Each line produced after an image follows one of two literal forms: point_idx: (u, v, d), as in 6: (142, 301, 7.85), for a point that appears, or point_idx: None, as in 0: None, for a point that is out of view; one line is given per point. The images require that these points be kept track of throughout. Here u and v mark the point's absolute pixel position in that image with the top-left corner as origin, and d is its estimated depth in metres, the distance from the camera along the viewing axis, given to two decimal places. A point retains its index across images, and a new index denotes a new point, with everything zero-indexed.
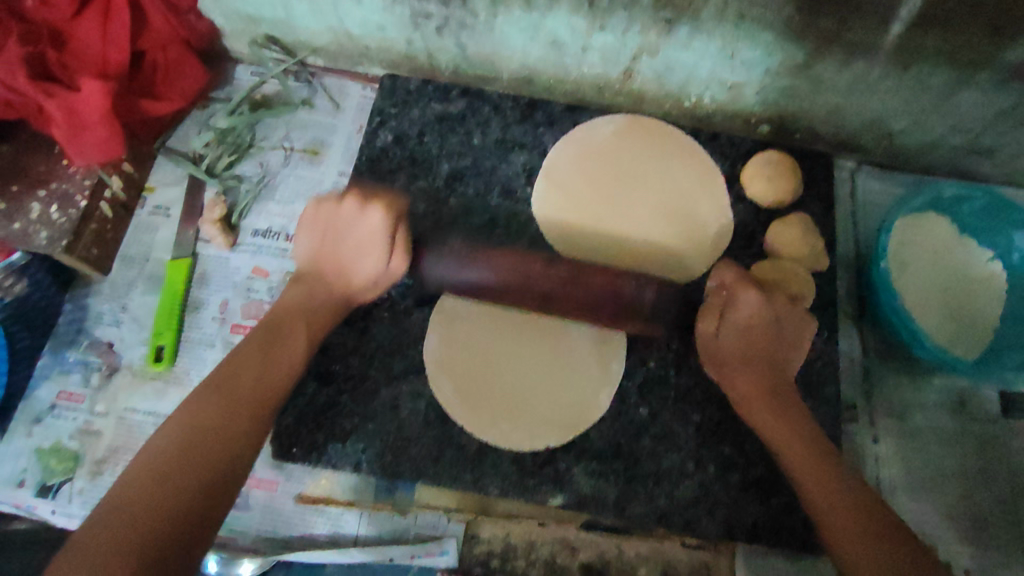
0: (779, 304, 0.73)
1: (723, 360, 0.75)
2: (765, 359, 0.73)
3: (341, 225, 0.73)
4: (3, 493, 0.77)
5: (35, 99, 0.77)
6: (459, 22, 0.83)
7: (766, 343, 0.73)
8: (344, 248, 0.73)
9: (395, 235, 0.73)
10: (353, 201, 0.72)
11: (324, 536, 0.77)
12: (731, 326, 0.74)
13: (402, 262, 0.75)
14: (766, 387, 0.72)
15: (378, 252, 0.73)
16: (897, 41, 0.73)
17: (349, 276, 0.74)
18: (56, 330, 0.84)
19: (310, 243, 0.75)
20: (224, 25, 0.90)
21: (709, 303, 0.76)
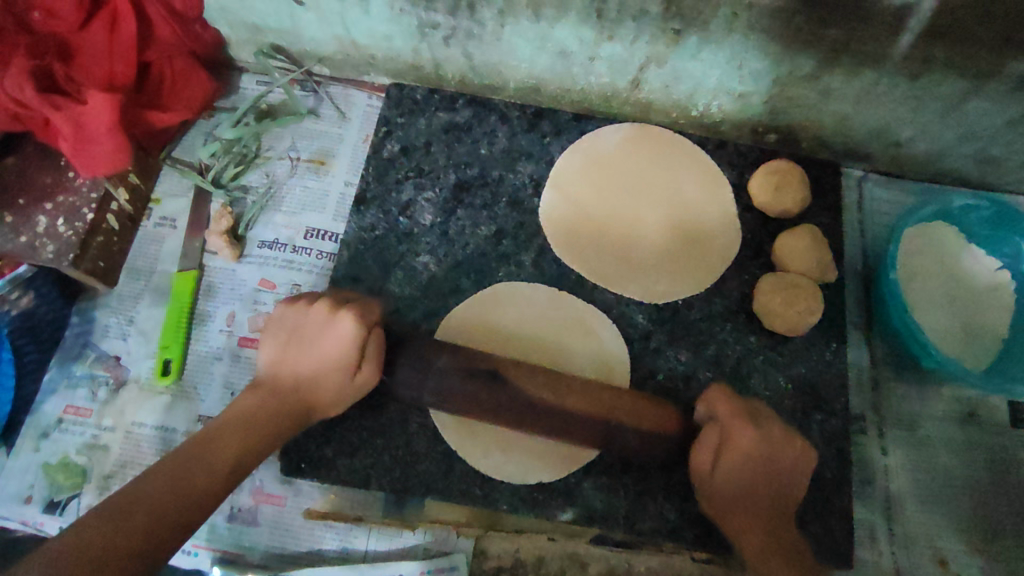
0: (776, 434, 0.66)
1: (717, 495, 0.67)
2: (766, 480, 0.65)
3: (305, 331, 0.69)
4: (10, 508, 0.77)
5: (40, 112, 0.77)
6: (467, 33, 0.83)
7: (765, 471, 0.65)
8: (307, 361, 0.68)
9: (361, 366, 0.68)
10: (324, 305, 0.68)
11: (333, 552, 0.76)
12: (720, 483, 0.66)
13: (369, 373, 0.68)
14: (768, 531, 0.65)
15: (340, 366, 0.67)
16: (907, 52, 0.72)
17: (313, 403, 0.68)
18: (63, 343, 0.83)
19: (270, 354, 0.69)
20: (229, 36, 0.90)
21: (703, 437, 0.67)
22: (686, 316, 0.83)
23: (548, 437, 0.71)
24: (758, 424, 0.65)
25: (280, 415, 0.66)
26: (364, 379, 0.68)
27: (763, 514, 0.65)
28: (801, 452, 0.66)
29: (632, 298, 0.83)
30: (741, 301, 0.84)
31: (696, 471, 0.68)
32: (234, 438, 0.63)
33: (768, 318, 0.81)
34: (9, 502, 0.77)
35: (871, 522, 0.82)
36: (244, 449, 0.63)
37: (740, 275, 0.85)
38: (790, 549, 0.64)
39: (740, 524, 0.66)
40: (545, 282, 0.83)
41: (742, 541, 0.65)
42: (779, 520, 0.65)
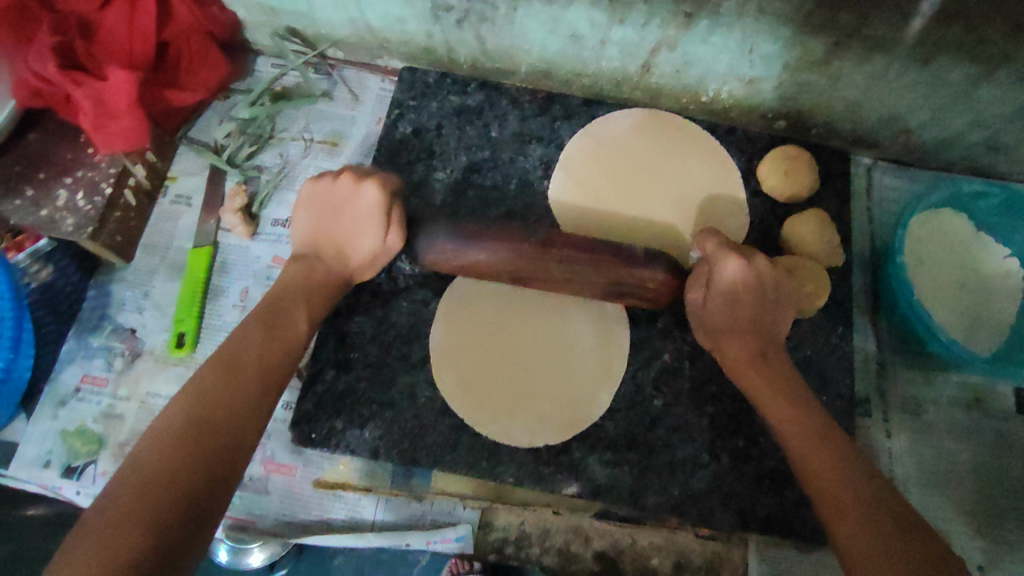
0: (765, 276, 0.73)
1: (708, 326, 0.75)
2: (756, 307, 0.73)
3: (336, 201, 0.75)
4: (29, 473, 0.78)
5: (62, 88, 0.79)
6: (480, 15, 0.84)
7: (755, 301, 0.72)
8: (342, 228, 0.74)
9: (390, 211, 0.72)
10: (349, 175, 0.74)
11: (341, 520, 0.78)
12: (723, 298, 0.73)
13: (395, 240, 0.73)
14: (773, 386, 0.69)
15: (373, 226, 0.72)
16: (917, 36, 0.73)
17: (343, 249, 0.75)
18: (81, 315, 0.85)
19: (305, 225, 0.77)
20: (245, 18, 0.92)
21: (694, 274, 0.75)
22: None
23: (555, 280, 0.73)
24: (747, 258, 0.72)
25: (312, 269, 0.74)
26: (392, 246, 0.73)
27: (778, 381, 0.69)
28: (779, 298, 0.73)
29: None
30: None
31: (691, 306, 0.75)
32: (302, 307, 0.70)
33: None
34: (28, 467, 0.78)
35: None
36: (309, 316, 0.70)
37: None
38: (819, 419, 0.65)
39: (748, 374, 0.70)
40: None
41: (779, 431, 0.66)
42: (770, 356, 0.71)
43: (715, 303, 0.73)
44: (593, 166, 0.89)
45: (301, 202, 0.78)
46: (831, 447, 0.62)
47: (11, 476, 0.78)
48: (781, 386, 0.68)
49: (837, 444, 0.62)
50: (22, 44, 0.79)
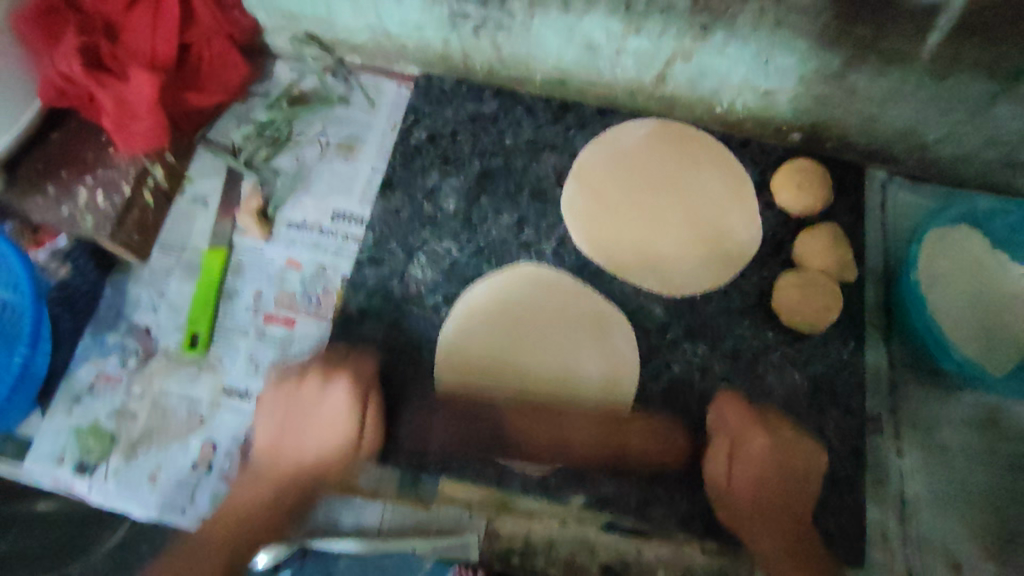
0: (787, 439, 0.73)
1: (737, 500, 0.72)
2: (795, 487, 0.71)
3: (302, 405, 0.74)
4: (43, 468, 0.79)
5: (86, 87, 0.80)
6: (496, 23, 0.85)
7: (783, 475, 0.71)
8: (306, 433, 0.73)
9: (365, 405, 0.75)
10: (314, 379, 0.74)
11: (349, 527, 0.79)
12: (739, 462, 0.72)
13: (370, 440, 0.74)
14: (783, 545, 0.70)
15: (343, 424, 0.73)
16: (935, 51, 0.72)
17: (303, 459, 0.73)
18: (97, 313, 0.85)
19: (272, 407, 0.75)
20: (266, 22, 0.93)
21: (715, 446, 0.74)
22: (704, 310, 0.83)
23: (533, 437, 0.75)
24: (773, 434, 0.73)
25: (284, 474, 0.73)
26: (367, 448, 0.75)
27: (776, 516, 0.71)
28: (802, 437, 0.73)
29: (650, 290, 0.84)
30: (760, 297, 0.84)
31: (713, 486, 0.74)
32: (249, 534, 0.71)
33: (784, 314, 0.81)
34: (43, 462, 0.79)
35: (885, 522, 0.81)
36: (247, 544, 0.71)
37: (760, 272, 0.85)
38: (809, 566, 0.69)
39: (752, 525, 0.71)
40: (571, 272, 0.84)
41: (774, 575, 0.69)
42: (790, 494, 0.71)
43: (731, 519, 0.72)
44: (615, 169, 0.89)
45: (265, 400, 0.75)
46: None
47: (26, 470, 0.79)
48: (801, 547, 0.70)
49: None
50: (46, 44, 0.79)
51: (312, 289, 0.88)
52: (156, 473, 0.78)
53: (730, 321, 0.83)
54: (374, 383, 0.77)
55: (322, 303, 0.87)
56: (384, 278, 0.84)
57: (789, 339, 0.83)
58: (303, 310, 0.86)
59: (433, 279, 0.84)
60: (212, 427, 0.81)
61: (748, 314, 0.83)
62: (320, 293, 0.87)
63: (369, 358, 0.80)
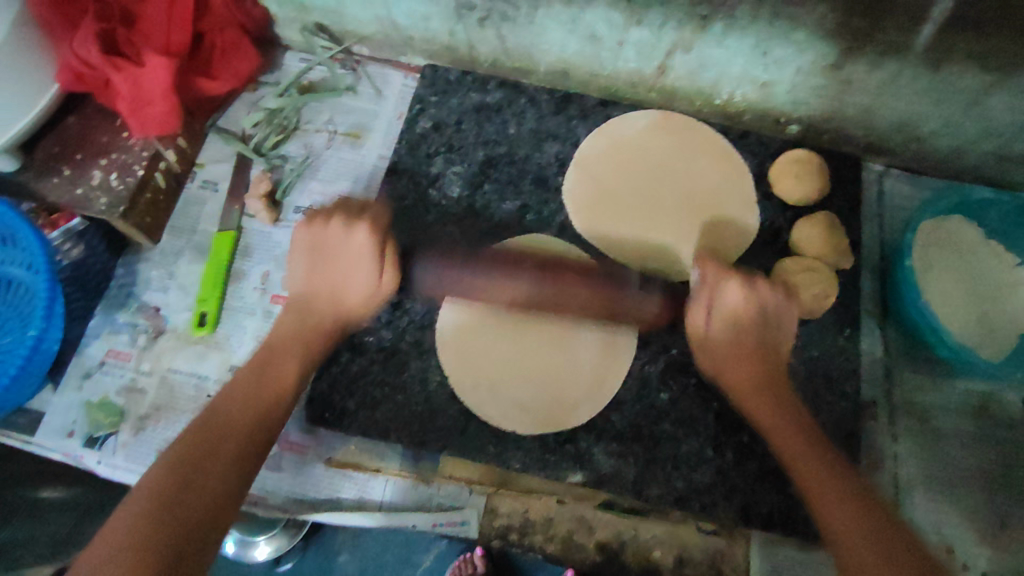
0: (765, 338, 0.72)
1: (714, 351, 0.73)
2: (774, 376, 0.71)
3: (326, 247, 0.73)
4: (53, 441, 0.81)
5: (103, 72, 0.82)
6: (500, 14, 0.87)
7: (753, 342, 0.71)
8: (333, 273, 0.73)
9: (384, 250, 0.73)
10: (339, 220, 0.72)
11: (350, 500, 0.79)
12: (727, 361, 0.72)
13: (389, 280, 0.75)
14: (769, 387, 0.70)
15: (367, 269, 0.72)
16: (930, 42, 0.74)
17: (340, 298, 0.74)
18: (107, 293, 0.88)
19: (302, 268, 0.74)
20: (277, 12, 0.95)
21: (693, 297, 0.74)
22: None
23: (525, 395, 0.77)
24: (748, 279, 0.72)
25: (322, 317, 0.73)
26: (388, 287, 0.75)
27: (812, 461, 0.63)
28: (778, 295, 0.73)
29: (649, 276, 0.86)
30: None
31: (695, 337, 0.74)
32: (288, 370, 0.68)
33: None
34: (53, 435, 0.81)
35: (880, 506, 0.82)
36: (299, 369, 0.69)
37: (758, 259, 0.87)
38: (812, 437, 0.65)
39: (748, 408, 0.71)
40: (576, 254, 0.86)
41: (784, 452, 0.66)
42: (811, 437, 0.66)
43: (717, 361, 0.73)
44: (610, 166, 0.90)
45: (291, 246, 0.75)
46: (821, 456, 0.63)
47: (36, 443, 0.81)
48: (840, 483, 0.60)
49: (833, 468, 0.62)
50: (65, 28, 0.81)
51: None
52: (164, 447, 0.80)
53: None
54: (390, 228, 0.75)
55: None
56: None
57: None
58: None
59: None
60: None
61: None
62: None
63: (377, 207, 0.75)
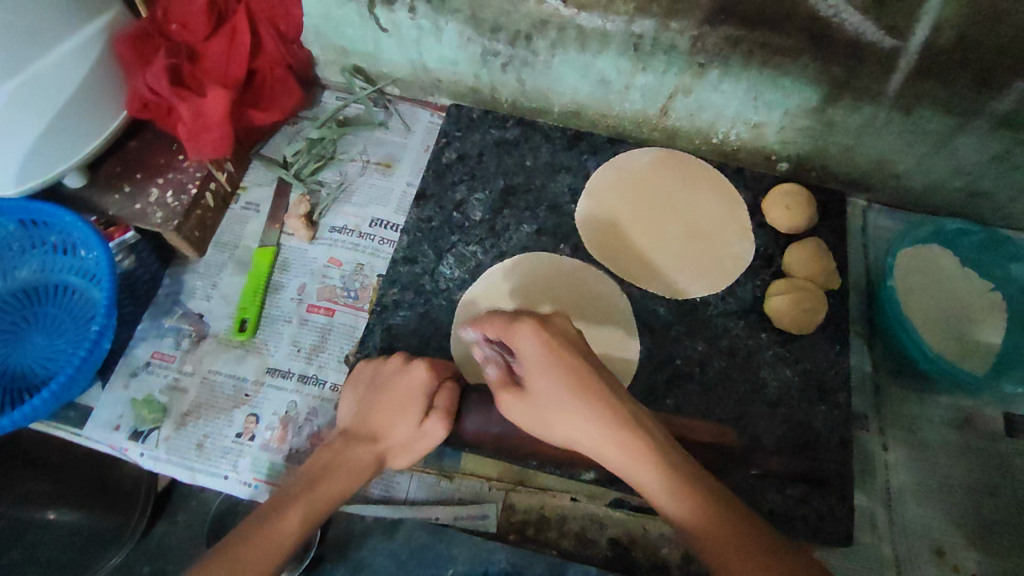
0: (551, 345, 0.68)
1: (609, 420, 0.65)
2: (564, 361, 0.67)
3: (382, 382, 0.80)
4: (100, 434, 0.87)
5: (168, 100, 0.92)
6: (522, 60, 0.98)
7: (562, 364, 0.67)
8: (382, 403, 0.78)
9: (433, 396, 0.78)
10: (397, 356, 0.80)
11: (377, 495, 0.86)
12: (536, 417, 0.70)
13: (434, 426, 0.77)
14: (570, 394, 0.66)
15: (411, 411, 0.77)
16: (899, 89, 0.85)
17: (381, 437, 0.77)
18: (155, 300, 0.96)
19: (349, 408, 0.81)
20: (319, 56, 1.07)
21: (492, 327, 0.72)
22: (704, 312, 0.93)
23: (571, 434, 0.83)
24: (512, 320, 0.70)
25: (360, 455, 0.76)
26: (432, 428, 0.77)
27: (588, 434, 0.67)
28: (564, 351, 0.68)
29: (655, 292, 0.94)
30: (754, 302, 0.93)
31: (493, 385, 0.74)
32: (297, 508, 0.69)
33: (776, 318, 0.91)
34: (101, 428, 0.87)
35: (872, 509, 0.88)
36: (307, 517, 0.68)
37: (754, 279, 0.95)
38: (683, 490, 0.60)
39: (564, 418, 0.67)
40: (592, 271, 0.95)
41: (662, 499, 0.61)
42: (589, 393, 0.66)
43: (546, 416, 0.69)
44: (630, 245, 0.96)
45: (348, 381, 0.83)
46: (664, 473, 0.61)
47: (84, 436, 0.87)
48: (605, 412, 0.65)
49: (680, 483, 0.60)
50: (138, 64, 0.91)
51: (351, 283, 0.98)
52: (203, 441, 0.86)
53: (727, 321, 0.92)
54: (451, 376, 0.82)
55: (360, 297, 0.97)
56: (416, 275, 0.94)
57: (782, 339, 0.91)
58: (342, 301, 0.96)
59: (460, 278, 0.94)
60: (256, 402, 0.89)
61: (742, 317, 0.93)
62: (359, 288, 0.97)
63: (443, 368, 0.82)
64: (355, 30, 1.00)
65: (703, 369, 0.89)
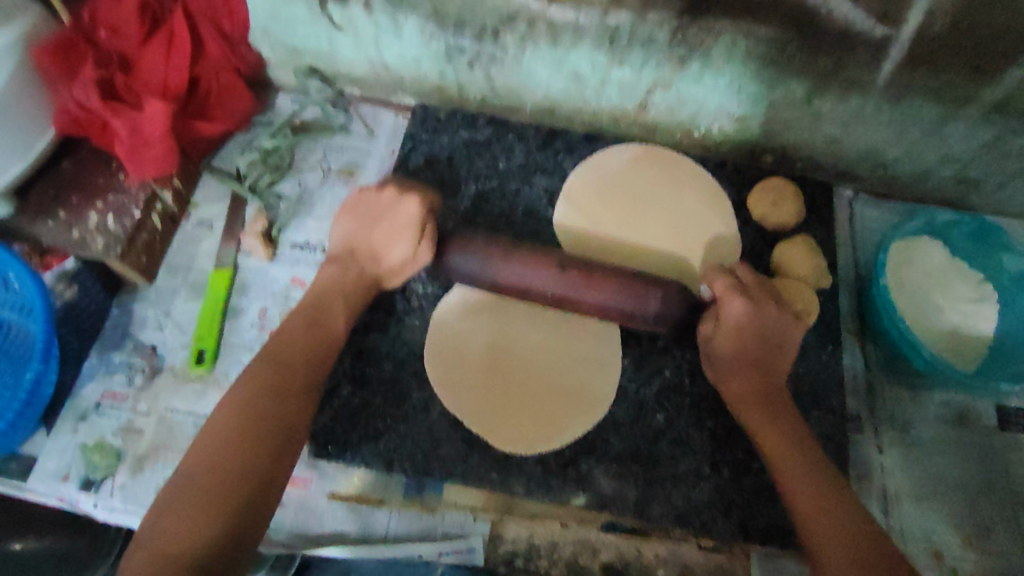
0: (770, 314, 0.74)
1: (721, 364, 0.77)
2: (763, 320, 0.74)
3: (377, 211, 0.80)
4: (48, 486, 0.81)
5: (100, 116, 0.84)
6: (490, 57, 0.91)
7: (772, 332, 0.74)
8: (379, 232, 0.79)
9: (424, 228, 0.77)
10: (392, 189, 0.79)
11: (354, 533, 0.80)
12: (727, 364, 0.76)
13: (426, 249, 0.78)
14: (758, 359, 0.75)
15: (405, 241, 0.77)
16: (888, 77, 0.80)
17: (379, 257, 0.79)
18: (102, 333, 0.88)
19: (343, 228, 0.81)
20: (270, 57, 0.98)
21: (707, 313, 0.78)
22: None
23: (526, 423, 0.79)
24: (751, 291, 0.75)
25: (358, 275, 0.79)
26: (423, 257, 0.78)
27: (754, 380, 0.74)
28: (785, 312, 0.75)
29: None
30: None
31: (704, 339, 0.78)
32: (334, 312, 0.76)
33: None
34: (47, 480, 0.81)
35: (870, 515, 0.85)
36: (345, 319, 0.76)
37: None
38: (778, 415, 0.72)
39: (748, 406, 0.74)
40: None
41: (734, 397, 0.76)
42: (771, 374, 0.75)
43: (732, 376, 0.76)
44: (609, 256, 0.91)
45: (342, 208, 0.82)
46: (807, 461, 0.68)
47: (29, 489, 0.81)
48: (766, 375, 0.74)
49: (812, 458, 0.68)
50: (64, 76, 0.83)
51: None
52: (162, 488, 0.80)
53: None
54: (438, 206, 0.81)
55: None
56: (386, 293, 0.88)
57: None
58: None
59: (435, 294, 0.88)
60: None
61: None
62: None
63: (431, 196, 0.81)
64: (306, 30, 0.92)
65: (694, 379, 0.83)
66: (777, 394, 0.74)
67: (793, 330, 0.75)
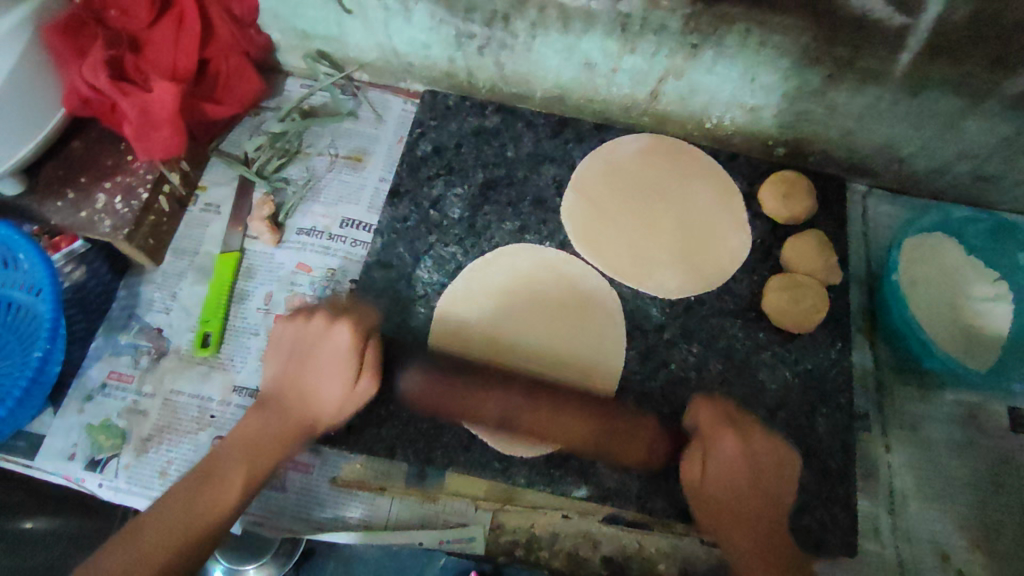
0: (755, 442, 0.70)
1: (706, 497, 0.70)
2: (752, 463, 0.69)
3: (308, 344, 0.73)
4: (55, 464, 0.82)
5: (109, 97, 0.83)
6: (499, 43, 0.90)
7: (762, 472, 0.69)
8: (309, 374, 0.72)
9: (363, 353, 0.73)
10: (320, 318, 0.73)
11: (355, 518, 0.81)
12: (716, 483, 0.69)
13: (366, 386, 0.73)
14: (751, 474, 0.69)
15: (342, 374, 0.71)
16: (907, 68, 0.78)
17: (309, 411, 0.72)
18: (110, 314, 0.89)
19: (274, 370, 0.74)
20: (280, 40, 0.98)
21: (692, 448, 0.72)
22: (699, 312, 0.87)
23: (532, 410, 0.78)
24: (744, 432, 0.70)
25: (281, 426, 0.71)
26: (364, 390, 0.73)
27: (746, 508, 0.68)
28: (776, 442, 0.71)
29: (647, 293, 0.88)
30: (752, 300, 0.88)
31: (689, 482, 0.72)
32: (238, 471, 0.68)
33: (774, 314, 0.85)
34: (55, 458, 0.82)
35: (874, 514, 0.84)
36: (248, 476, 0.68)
37: (751, 275, 0.89)
38: (772, 552, 0.67)
39: (732, 526, 0.68)
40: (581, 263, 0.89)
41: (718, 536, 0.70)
42: (769, 486, 0.69)
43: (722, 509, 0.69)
44: (616, 246, 0.90)
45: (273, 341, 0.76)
46: None
47: (37, 467, 0.82)
48: (758, 486, 0.69)
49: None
50: (74, 56, 0.82)
51: (322, 291, 0.91)
52: (166, 468, 0.81)
53: (723, 322, 0.87)
54: (375, 330, 0.76)
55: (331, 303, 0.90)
56: (391, 280, 0.87)
57: (780, 339, 0.86)
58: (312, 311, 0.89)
59: (439, 282, 0.87)
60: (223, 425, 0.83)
61: (740, 316, 0.87)
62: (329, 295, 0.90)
63: (368, 316, 0.76)
64: (315, 13, 0.91)
65: (699, 373, 0.84)
66: (768, 516, 0.68)
67: (790, 460, 0.70)
